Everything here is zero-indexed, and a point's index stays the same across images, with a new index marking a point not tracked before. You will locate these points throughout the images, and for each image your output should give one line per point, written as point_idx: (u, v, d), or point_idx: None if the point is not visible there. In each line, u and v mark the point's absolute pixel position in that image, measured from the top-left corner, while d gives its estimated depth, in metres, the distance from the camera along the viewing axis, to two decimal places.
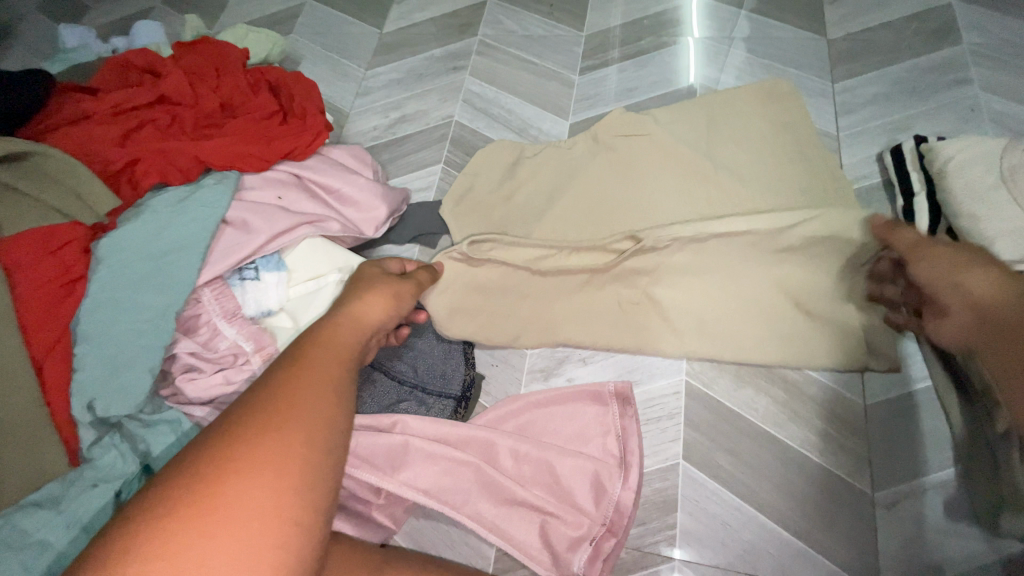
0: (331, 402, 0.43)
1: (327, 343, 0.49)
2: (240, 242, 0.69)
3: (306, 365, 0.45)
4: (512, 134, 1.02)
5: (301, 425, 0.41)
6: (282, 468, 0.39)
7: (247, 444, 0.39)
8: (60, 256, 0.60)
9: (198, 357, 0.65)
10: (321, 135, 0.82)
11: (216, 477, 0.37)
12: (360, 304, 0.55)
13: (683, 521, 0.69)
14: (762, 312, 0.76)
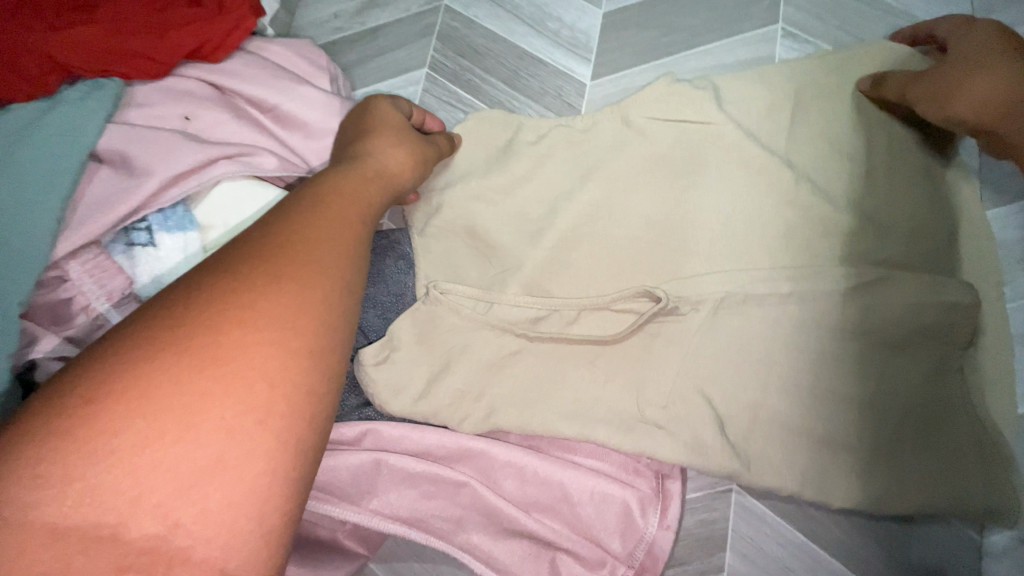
0: (357, 248, 0.33)
1: (347, 188, 0.37)
2: (124, 190, 0.48)
3: (323, 200, 0.34)
4: (520, 28, 0.75)
5: (326, 261, 0.31)
6: (310, 305, 0.29)
7: (260, 276, 0.29)
8: None
9: (73, 361, 0.46)
10: (244, 24, 0.57)
11: (227, 306, 0.27)
12: (382, 153, 0.43)
13: (734, 566, 0.54)
14: (862, 409, 0.52)
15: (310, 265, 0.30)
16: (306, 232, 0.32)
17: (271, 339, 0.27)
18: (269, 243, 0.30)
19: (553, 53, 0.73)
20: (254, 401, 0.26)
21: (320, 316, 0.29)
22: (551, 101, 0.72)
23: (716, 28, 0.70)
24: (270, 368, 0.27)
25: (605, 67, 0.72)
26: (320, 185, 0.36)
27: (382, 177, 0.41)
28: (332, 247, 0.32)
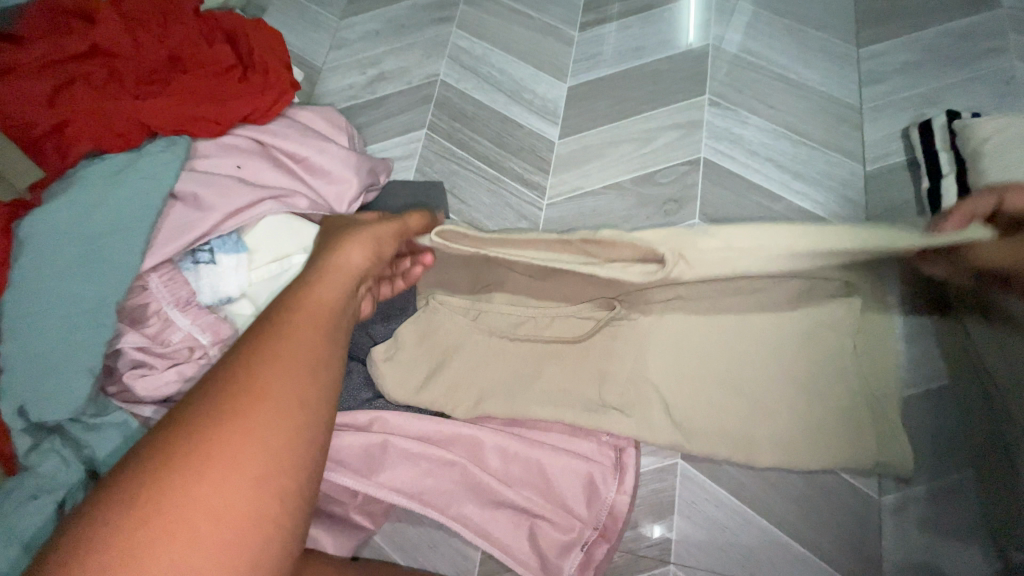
0: (305, 380, 0.39)
1: (301, 311, 0.42)
2: (193, 220, 0.61)
3: (286, 326, 0.41)
4: (503, 98, 0.93)
5: (281, 393, 0.37)
6: (268, 435, 0.36)
7: (225, 416, 0.35)
8: None
9: (147, 352, 0.58)
10: (286, 95, 0.73)
11: (202, 443, 0.34)
12: (336, 257, 0.49)
13: (680, 525, 0.66)
14: (770, 388, 0.66)
15: (267, 397, 0.37)
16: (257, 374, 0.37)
17: (230, 478, 0.34)
18: (239, 377, 0.37)
19: (529, 117, 0.91)
20: (217, 534, 0.33)
21: (273, 456, 0.36)
22: (527, 155, 0.88)
23: (658, 98, 0.89)
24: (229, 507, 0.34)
25: (571, 128, 0.89)
26: (287, 305, 0.42)
27: (339, 273, 0.48)
28: (281, 387, 0.37)
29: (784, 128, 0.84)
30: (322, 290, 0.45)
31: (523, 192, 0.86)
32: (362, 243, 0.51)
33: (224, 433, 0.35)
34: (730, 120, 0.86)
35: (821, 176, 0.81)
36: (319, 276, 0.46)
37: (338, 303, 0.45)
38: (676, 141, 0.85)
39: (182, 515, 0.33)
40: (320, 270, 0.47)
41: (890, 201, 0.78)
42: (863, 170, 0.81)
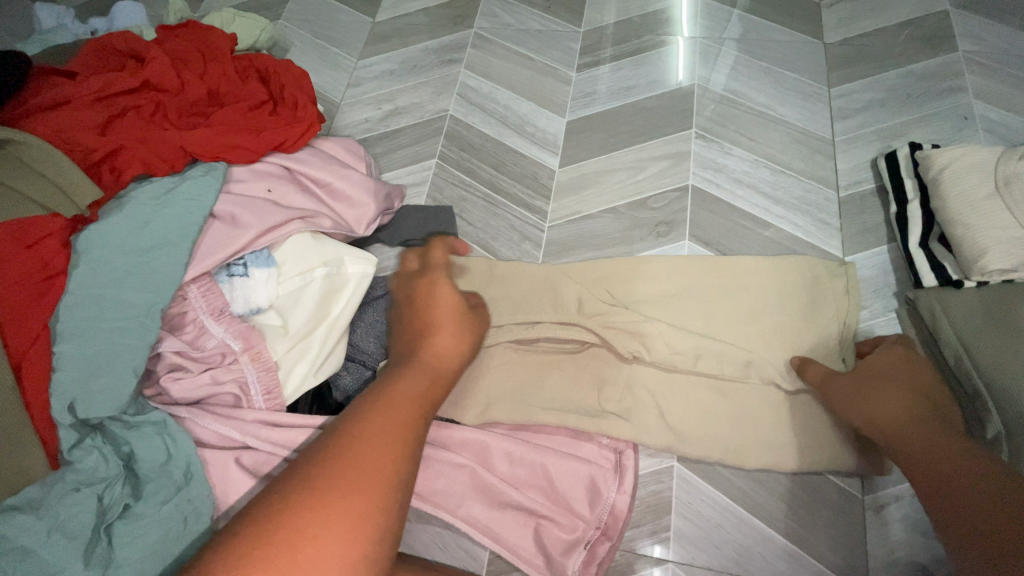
0: (401, 451, 0.48)
1: (407, 392, 0.53)
2: (228, 237, 0.67)
3: (384, 413, 0.50)
4: (507, 131, 1.01)
5: (378, 478, 0.45)
6: (358, 516, 0.43)
7: (331, 496, 0.43)
8: (38, 250, 0.58)
9: (184, 356, 0.63)
10: (312, 127, 0.79)
11: (306, 513, 0.41)
12: (436, 350, 0.59)
13: (677, 524, 0.70)
14: (754, 400, 0.71)
15: (364, 480, 0.44)
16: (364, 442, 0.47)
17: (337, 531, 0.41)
18: (350, 445, 0.46)
19: (532, 148, 0.99)
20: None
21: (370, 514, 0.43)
22: (530, 181, 0.96)
23: (649, 131, 0.97)
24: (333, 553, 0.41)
25: (570, 158, 0.97)
26: (389, 386, 0.53)
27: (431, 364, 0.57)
28: (381, 456, 0.46)
29: (765, 158, 0.92)
30: (411, 382, 0.54)
31: (526, 215, 0.93)
32: (454, 334, 0.61)
33: (338, 490, 0.43)
34: (716, 151, 0.93)
35: (800, 201, 0.88)
36: (416, 369, 0.56)
37: (428, 393, 0.54)
38: (666, 169, 0.93)
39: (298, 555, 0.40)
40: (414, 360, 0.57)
41: (862, 224, 0.85)
42: (837, 196, 0.88)
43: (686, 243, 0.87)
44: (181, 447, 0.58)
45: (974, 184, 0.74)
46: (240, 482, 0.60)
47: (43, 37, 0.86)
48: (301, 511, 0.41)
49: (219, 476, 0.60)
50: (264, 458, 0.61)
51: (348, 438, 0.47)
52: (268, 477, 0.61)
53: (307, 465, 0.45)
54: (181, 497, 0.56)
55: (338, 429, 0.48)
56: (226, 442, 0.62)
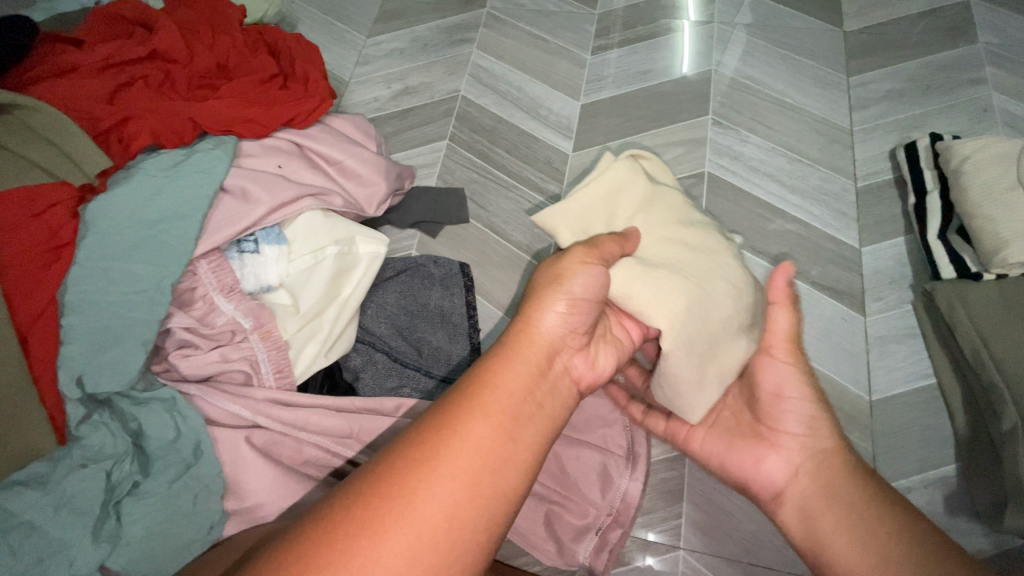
0: (488, 455, 0.41)
1: (498, 383, 0.44)
2: (239, 212, 0.65)
3: (475, 406, 0.42)
4: (519, 113, 0.99)
5: (460, 487, 0.39)
6: (431, 529, 0.37)
7: (394, 509, 0.37)
8: (47, 219, 0.55)
9: (193, 333, 0.62)
10: (324, 102, 0.77)
11: (370, 529, 0.37)
12: (529, 323, 0.48)
13: (689, 511, 0.70)
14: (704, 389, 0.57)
15: (440, 490, 0.38)
16: (443, 440, 0.40)
17: (394, 552, 0.36)
18: (425, 441, 0.40)
19: (545, 132, 0.97)
20: None
21: (440, 533, 0.38)
22: (542, 165, 0.94)
23: (664, 117, 0.95)
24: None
25: (583, 142, 0.95)
26: (487, 365, 0.45)
27: (527, 339, 0.48)
28: (456, 463, 0.40)
29: (782, 146, 0.91)
30: (506, 374, 0.45)
31: (539, 200, 0.92)
32: (560, 300, 0.49)
33: (408, 495, 0.38)
34: (732, 138, 0.92)
35: (817, 189, 0.87)
36: (517, 346, 0.47)
37: (524, 388, 0.45)
38: (682, 155, 0.91)
39: (347, 569, 0.35)
40: (510, 346, 0.47)
41: (879, 215, 0.84)
42: (855, 185, 0.87)
43: None
44: (191, 424, 0.57)
45: (997, 178, 0.73)
46: (250, 461, 0.58)
47: (48, 4, 0.83)
48: (360, 517, 0.37)
49: (229, 456, 0.58)
50: (274, 438, 0.60)
51: (420, 444, 0.40)
52: (278, 457, 0.60)
53: (387, 454, 0.40)
54: (190, 475, 0.55)
55: (423, 414, 0.42)
56: (235, 421, 0.60)
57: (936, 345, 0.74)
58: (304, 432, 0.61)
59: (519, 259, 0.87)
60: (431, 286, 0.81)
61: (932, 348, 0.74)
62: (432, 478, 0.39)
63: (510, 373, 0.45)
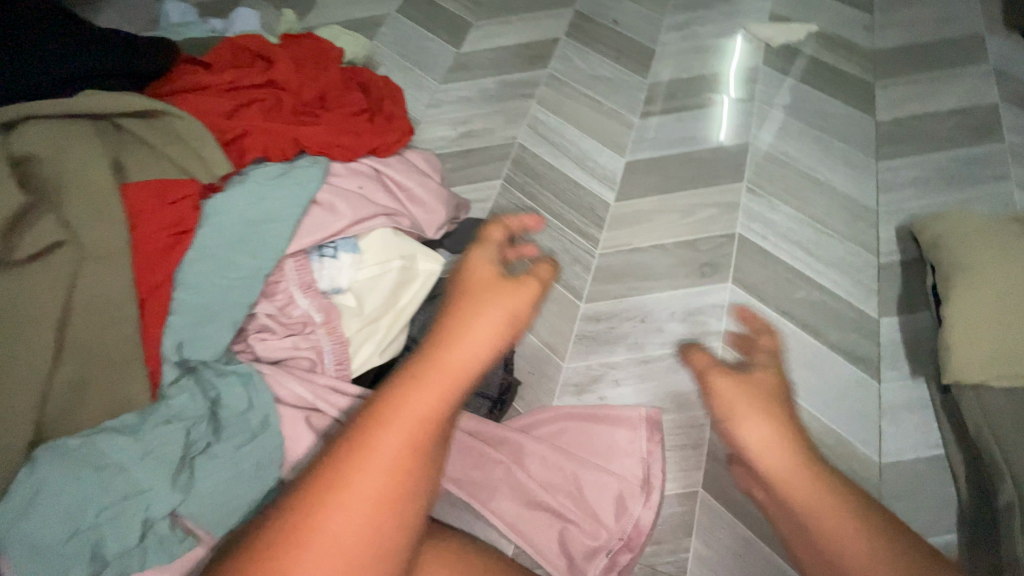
0: (414, 465, 0.50)
1: (409, 406, 0.52)
2: (324, 222, 0.75)
3: (398, 419, 0.51)
4: (568, 163, 1.10)
5: (381, 501, 0.48)
6: (355, 527, 0.47)
7: (330, 504, 0.47)
8: (178, 207, 0.64)
9: (273, 320, 0.71)
10: (403, 138, 0.89)
11: (309, 526, 0.46)
12: (450, 351, 0.56)
13: (697, 547, 0.73)
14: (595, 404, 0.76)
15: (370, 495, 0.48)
16: (367, 450, 0.49)
17: (331, 547, 0.46)
18: (348, 453, 0.49)
19: (590, 182, 1.07)
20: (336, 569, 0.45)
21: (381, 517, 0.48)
22: (585, 211, 1.03)
23: (702, 179, 1.04)
24: (337, 556, 0.46)
25: (624, 194, 1.05)
26: (392, 391, 0.53)
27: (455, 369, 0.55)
28: (389, 475, 0.49)
29: (809, 217, 0.98)
30: (415, 400, 0.52)
31: (580, 242, 1.00)
32: (489, 334, 0.59)
33: (348, 496, 0.47)
34: (764, 205, 1.00)
35: (841, 261, 0.93)
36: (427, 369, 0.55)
37: (437, 407, 0.53)
38: (716, 216, 0.99)
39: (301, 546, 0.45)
40: (417, 375, 0.54)
41: (899, 290, 0.90)
42: (878, 260, 0.93)
43: (730, 286, 0.92)
44: (262, 399, 0.64)
45: (990, 256, 0.78)
46: (306, 439, 0.65)
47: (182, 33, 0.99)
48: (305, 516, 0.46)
49: (290, 431, 0.65)
50: (329, 422, 0.67)
51: (337, 471, 0.49)
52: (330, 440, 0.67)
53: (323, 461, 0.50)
54: (256, 443, 0.62)
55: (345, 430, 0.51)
56: (299, 402, 0.67)
57: (944, 418, 0.77)
58: (355, 421, 0.68)
59: (557, 292, 0.95)
60: None
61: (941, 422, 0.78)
62: (350, 487, 0.48)
63: (423, 395, 0.53)
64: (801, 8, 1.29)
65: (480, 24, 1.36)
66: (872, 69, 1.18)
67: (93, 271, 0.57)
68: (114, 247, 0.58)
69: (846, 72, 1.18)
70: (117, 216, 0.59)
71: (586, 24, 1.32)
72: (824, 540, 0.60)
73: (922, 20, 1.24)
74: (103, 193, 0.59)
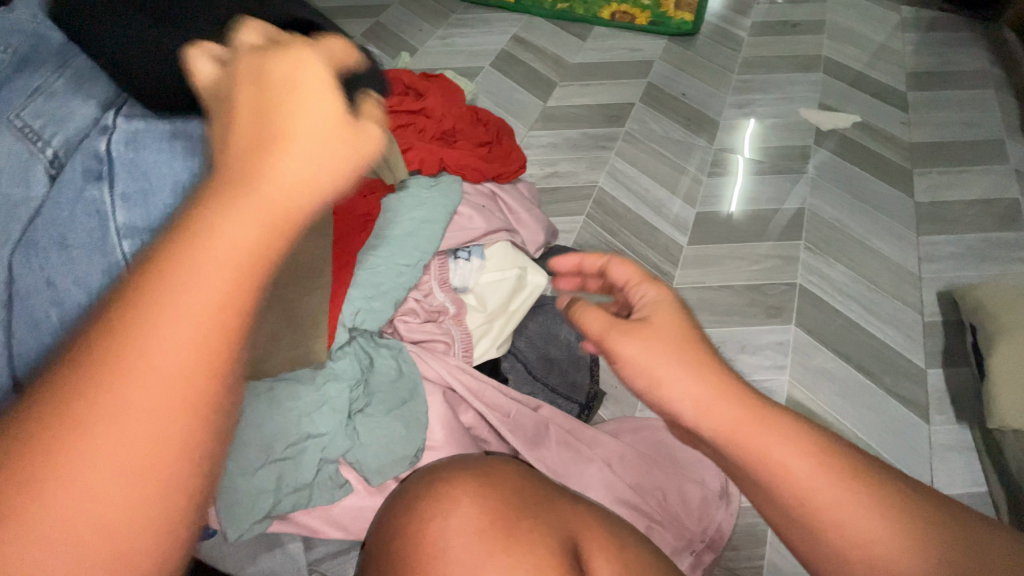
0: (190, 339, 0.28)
1: (210, 232, 0.30)
2: (462, 230, 0.87)
3: (210, 267, 0.30)
4: (645, 207, 1.24)
5: (207, 351, 0.29)
6: (126, 481, 0.26)
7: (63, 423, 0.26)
8: (368, 201, 0.76)
9: (417, 305, 0.81)
10: (518, 171, 1.03)
11: (67, 435, 0.26)
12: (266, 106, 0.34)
13: (771, 555, 0.81)
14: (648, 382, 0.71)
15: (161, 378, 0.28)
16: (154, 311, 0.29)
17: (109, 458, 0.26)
18: (139, 295, 0.29)
19: (665, 226, 1.20)
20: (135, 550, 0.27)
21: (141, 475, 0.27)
22: (661, 250, 1.16)
23: (764, 235, 1.18)
24: (84, 508, 0.26)
25: (696, 240, 1.18)
26: (230, 200, 0.32)
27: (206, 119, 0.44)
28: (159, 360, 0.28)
29: (861, 276, 1.11)
30: (246, 219, 0.31)
31: (657, 277, 1.12)
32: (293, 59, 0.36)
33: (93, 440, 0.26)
34: (820, 262, 1.13)
35: (891, 316, 1.05)
36: (253, 181, 0.32)
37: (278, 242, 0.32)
38: (778, 266, 1.12)
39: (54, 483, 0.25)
40: (244, 179, 0.32)
41: (943, 346, 1.01)
42: (923, 319, 1.05)
43: (794, 328, 1.03)
44: (411, 371, 0.74)
45: None
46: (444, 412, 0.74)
47: None
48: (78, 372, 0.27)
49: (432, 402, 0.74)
50: (456, 398, 0.78)
51: (168, 276, 0.29)
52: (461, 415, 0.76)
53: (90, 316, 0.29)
54: (408, 408, 0.71)
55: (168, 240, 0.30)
56: (437, 380, 0.77)
57: (988, 461, 0.87)
58: (478, 401, 0.79)
59: None
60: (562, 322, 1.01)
61: (984, 465, 0.87)
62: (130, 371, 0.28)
63: (254, 209, 0.32)
64: (846, 101, 1.49)
65: (565, 83, 1.54)
66: (909, 157, 1.35)
67: None
68: (321, 222, 0.68)
69: (887, 157, 1.35)
70: None
71: (660, 94, 1.50)
72: (808, 504, 0.47)
73: (952, 122, 1.43)
74: None
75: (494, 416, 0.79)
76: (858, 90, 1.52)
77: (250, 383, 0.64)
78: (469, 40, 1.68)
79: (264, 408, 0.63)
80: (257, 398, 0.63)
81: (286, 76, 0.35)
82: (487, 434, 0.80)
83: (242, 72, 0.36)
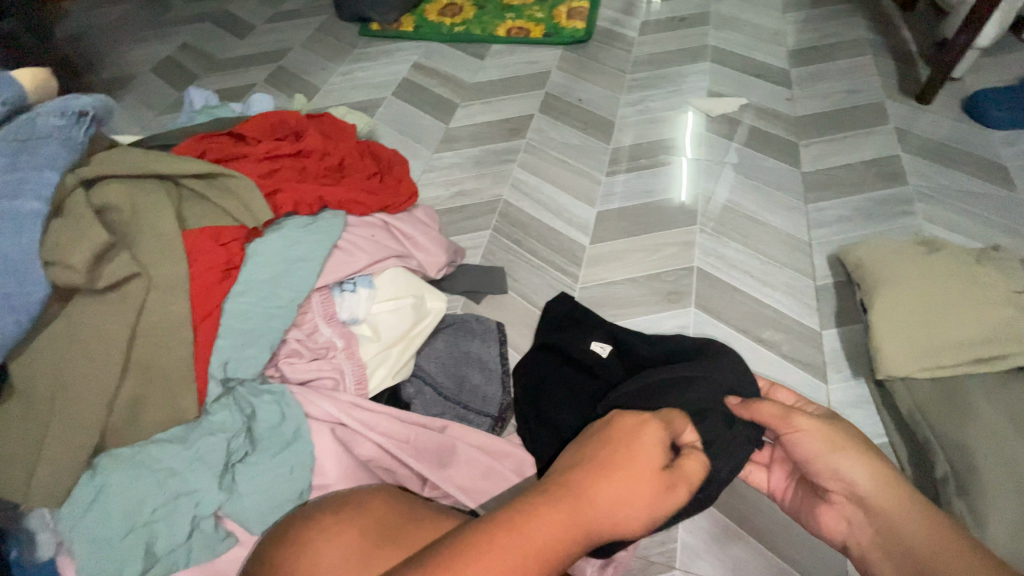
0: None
1: (528, 535, 0.44)
2: (344, 263, 0.87)
3: (514, 546, 0.43)
4: (548, 214, 1.26)
5: (543, 563, 0.43)
6: None
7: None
8: (228, 249, 0.76)
9: (301, 344, 0.81)
10: (410, 198, 1.04)
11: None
12: (623, 457, 0.51)
13: (684, 536, 0.82)
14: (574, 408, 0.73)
15: (509, 564, 0.42)
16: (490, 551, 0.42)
17: None
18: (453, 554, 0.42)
19: (568, 229, 1.23)
20: None
21: None
22: (566, 253, 1.18)
23: (663, 224, 1.21)
24: None
25: (598, 238, 1.21)
26: (539, 500, 0.46)
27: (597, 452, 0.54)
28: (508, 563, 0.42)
29: (755, 251, 1.15)
30: (550, 521, 0.45)
31: (563, 279, 1.14)
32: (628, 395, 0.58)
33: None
34: (716, 243, 1.17)
35: (786, 285, 1.09)
36: (569, 498, 0.47)
37: (551, 542, 0.44)
38: (677, 253, 1.16)
39: None
40: (570, 489, 0.47)
41: (837, 307, 1.05)
42: (815, 283, 1.09)
43: (694, 310, 1.06)
44: (292, 412, 0.73)
45: (902, 271, 0.96)
46: (332, 448, 0.73)
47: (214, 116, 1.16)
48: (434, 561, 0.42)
49: (320, 441, 0.73)
50: (350, 433, 0.76)
51: (493, 536, 0.43)
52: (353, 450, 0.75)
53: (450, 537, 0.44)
54: (289, 450, 0.71)
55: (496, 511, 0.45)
56: (326, 417, 0.76)
57: (884, 411, 0.90)
58: (374, 433, 0.77)
59: None
60: (472, 338, 1.01)
61: (882, 416, 0.90)
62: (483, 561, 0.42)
63: (560, 520, 0.45)
64: (734, 86, 1.55)
65: (466, 103, 1.58)
66: (796, 131, 1.41)
67: (158, 303, 0.68)
68: (176, 281, 0.70)
69: (776, 134, 1.41)
70: (178, 257, 0.71)
71: (557, 101, 1.55)
72: None
73: (834, 92, 1.50)
74: (169, 239, 0.72)
75: (392, 446, 0.77)
76: (745, 73, 1.59)
77: (119, 451, 0.65)
78: (371, 73, 1.71)
79: (131, 474, 0.63)
80: (123, 464, 0.64)
81: (631, 439, 0.52)
82: (389, 464, 0.77)
83: (614, 443, 0.52)
